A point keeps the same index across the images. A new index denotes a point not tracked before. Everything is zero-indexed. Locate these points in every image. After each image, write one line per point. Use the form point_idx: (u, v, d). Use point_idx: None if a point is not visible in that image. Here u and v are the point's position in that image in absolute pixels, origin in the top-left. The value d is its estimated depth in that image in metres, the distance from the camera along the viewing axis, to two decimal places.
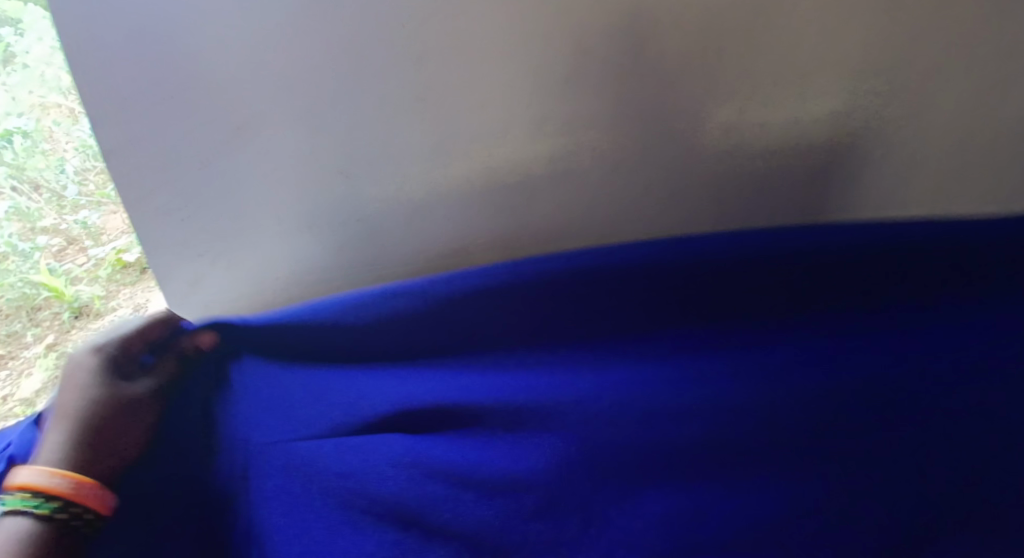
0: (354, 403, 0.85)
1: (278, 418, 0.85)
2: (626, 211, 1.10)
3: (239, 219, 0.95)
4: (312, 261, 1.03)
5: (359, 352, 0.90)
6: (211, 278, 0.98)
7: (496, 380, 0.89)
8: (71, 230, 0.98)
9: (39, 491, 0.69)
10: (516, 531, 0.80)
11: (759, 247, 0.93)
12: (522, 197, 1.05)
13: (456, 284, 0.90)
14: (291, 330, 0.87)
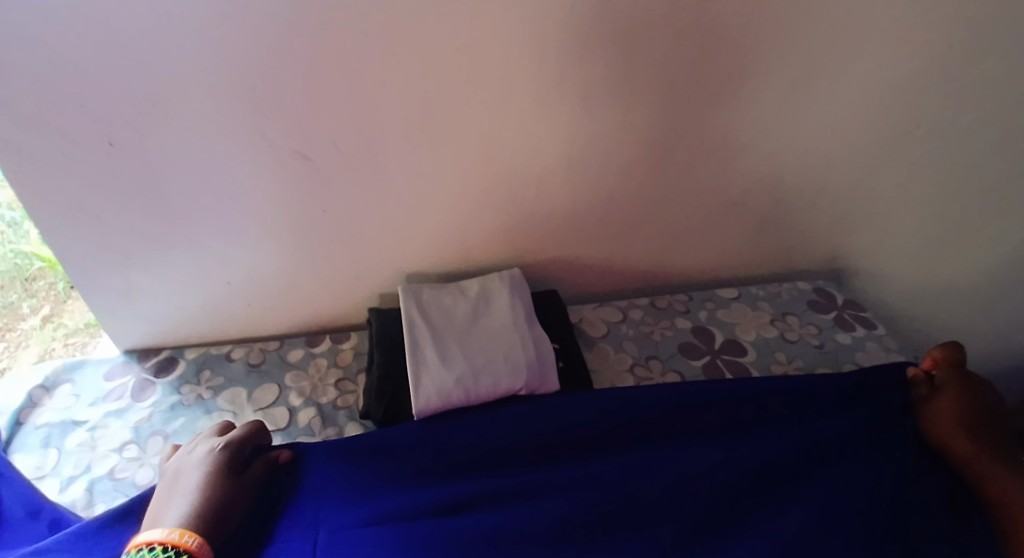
0: (389, 521, 0.63)
1: (290, 534, 0.62)
2: (643, 226, 0.94)
3: (170, 222, 0.78)
4: (264, 270, 0.85)
5: (403, 466, 0.68)
6: (140, 283, 0.83)
7: (542, 494, 0.65)
8: None
9: (166, 544, 0.55)
10: None
11: (824, 390, 0.80)
12: (523, 214, 0.89)
13: (497, 415, 0.74)
14: (332, 451, 0.70)
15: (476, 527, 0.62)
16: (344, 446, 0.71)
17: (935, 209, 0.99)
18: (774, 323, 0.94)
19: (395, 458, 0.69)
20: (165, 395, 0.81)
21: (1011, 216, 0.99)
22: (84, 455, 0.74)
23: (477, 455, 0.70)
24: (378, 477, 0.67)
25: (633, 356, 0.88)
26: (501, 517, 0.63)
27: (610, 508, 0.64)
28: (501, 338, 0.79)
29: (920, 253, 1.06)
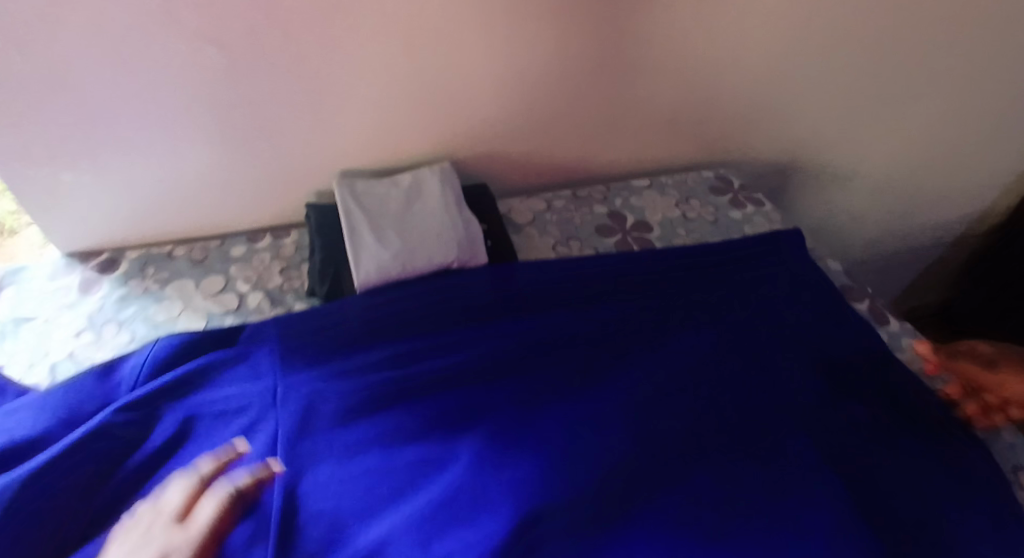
0: (335, 369, 0.72)
1: (244, 383, 0.70)
2: (559, 123, 1.02)
3: (95, 125, 0.79)
4: (197, 169, 0.88)
5: (353, 330, 0.77)
6: (72, 186, 0.84)
7: (470, 345, 0.77)
8: None
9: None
10: (430, 474, 0.64)
11: (712, 257, 0.92)
12: (447, 113, 0.93)
13: (426, 284, 0.83)
14: (275, 321, 0.77)
15: (419, 373, 0.73)
16: (296, 318, 0.78)
17: (804, 89, 1.14)
18: (678, 205, 1.05)
19: (343, 324, 0.77)
20: (112, 290, 0.85)
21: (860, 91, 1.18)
22: (40, 343, 0.77)
23: (420, 319, 0.79)
24: (331, 340, 0.75)
25: (557, 238, 0.98)
26: (440, 365, 0.74)
27: (527, 351, 0.77)
28: (432, 219, 0.87)
29: (789, 132, 1.22)
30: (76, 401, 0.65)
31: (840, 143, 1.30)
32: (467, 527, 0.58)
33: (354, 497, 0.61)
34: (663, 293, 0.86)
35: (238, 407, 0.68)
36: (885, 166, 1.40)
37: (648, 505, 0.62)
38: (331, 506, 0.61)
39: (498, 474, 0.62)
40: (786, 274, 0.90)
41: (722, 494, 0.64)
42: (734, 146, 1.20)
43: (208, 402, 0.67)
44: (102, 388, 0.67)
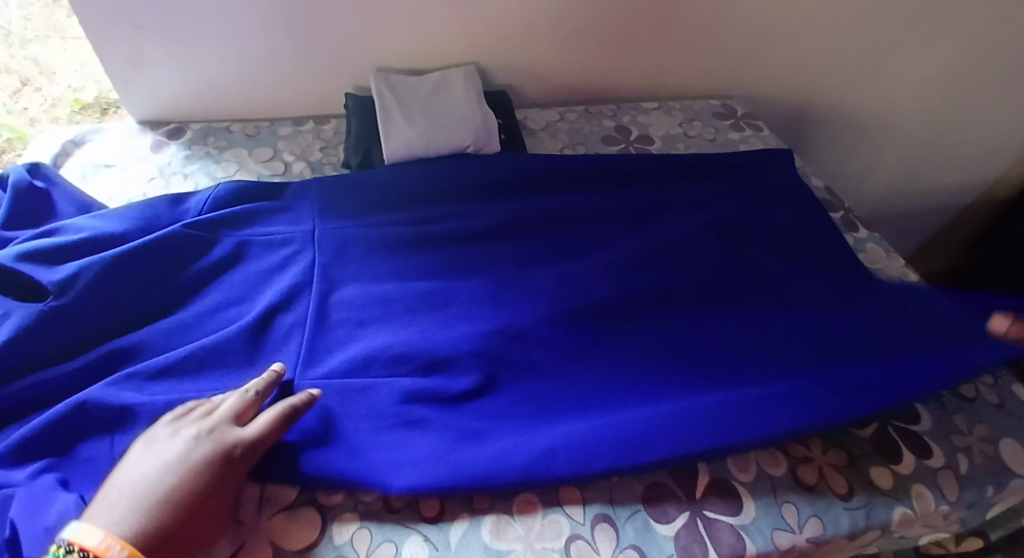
0: (367, 221, 0.85)
1: (290, 222, 0.83)
2: (577, 38, 1.11)
3: (172, 4, 0.92)
4: (253, 52, 1.00)
5: (384, 191, 0.89)
6: (151, 56, 0.98)
7: (482, 214, 0.88)
8: (22, 67, 1.07)
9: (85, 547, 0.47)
10: (438, 306, 0.77)
11: (707, 165, 1.00)
12: (475, 19, 1.04)
13: (453, 164, 0.94)
14: (320, 179, 0.90)
15: (436, 230, 0.85)
16: (332, 177, 0.91)
17: (818, 28, 1.19)
18: (681, 125, 1.14)
19: (377, 186, 0.89)
20: (179, 150, 0.99)
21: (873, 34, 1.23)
22: (119, 184, 0.92)
23: (441, 190, 0.91)
24: (362, 196, 0.88)
25: (565, 142, 1.09)
26: (455, 227, 0.86)
27: (529, 223, 0.88)
28: (455, 109, 0.98)
29: (802, 72, 1.28)
30: (150, 219, 0.78)
31: (853, 91, 1.34)
32: (464, 338, 0.72)
33: (375, 311, 0.75)
34: (654, 191, 0.96)
35: (282, 238, 0.81)
36: (902, 117, 1.42)
37: (614, 345, 0.74)
38: (353, 314, 0.75)
39: (492, 307, 0.76)
40: (770, 185, 0.99)
41: (675, 336, 0.76)
42: (746, 82, 1.26)
43: (257, 231, 0.81)
44: (171, 210, 0.81)
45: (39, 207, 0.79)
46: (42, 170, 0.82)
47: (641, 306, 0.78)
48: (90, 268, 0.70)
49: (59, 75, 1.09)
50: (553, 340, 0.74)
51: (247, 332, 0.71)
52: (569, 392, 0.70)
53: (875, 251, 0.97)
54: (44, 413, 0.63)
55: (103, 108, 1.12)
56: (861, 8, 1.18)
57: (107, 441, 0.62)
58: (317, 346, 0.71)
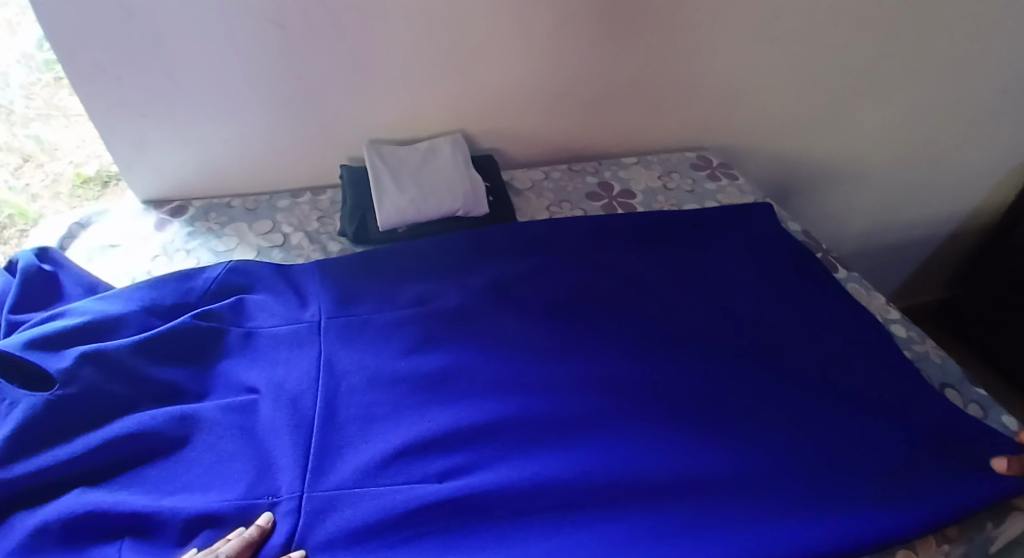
0: (377, 307, 0.86)
1: (294, 310, 0.84)
2: (559, 102, 1.18)
3: (175, 89, 0.98)
4: (253, 130, 1.06)
5: (389, 274, 0.90)
6: (155, 140, 1.04)
7: (488, 284, 0.89)
8: (25, 145, 1.13)
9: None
10: (454, 396, 0.76)
11: (693, 216, 1.02)
12: (461, 90, 1.11)
13: (456, 239, 0.94)
14: (325, 263, 0.90)
15: (443, 309, 0.85)
16: (334, 260, 0.92)
17: (785, 83, 1.27)
18: (660, 178, 1.20)
19: (383, 269, 0.91)
20: (182, 228, 1.03)
21: (838, 85, 1.30)
22: (124, 263, 0.96)
23: (443, 265, 0.92)
24: (364, 282, 0.88)
25: (551, 200, 1.14)
26: (462, 303, 0.86)
27: (530, 290, 0.89)
28: (444, 177, 1.04)
29: (776, 124, 1.34)
30: (153, 303, 0.80)
31: (828, 137, 1.41)
32: (477, 444, 0.72)
33: (384, 405, 0.75)
34: (645, 248, 0.97)
35: (287, 330, 0.81)
36: (875, 158, 1.48)
37: (627, 426, 0.75)
38: (363, 410, 0.74)
39: (500, 394, 0.77)
40: (756, 235, 1.01)
41: (677, 409, 0.77)
42: (721, 134, 1.33)
43: (263, 324, 0.81)
44: (178, 286, 0.82)
45: (47, 293, 0.82)
46: (50, 254, 0.86)
47: (634, 383, 0.79)
48: (95, 354, 0.70)
49: (61, 152, 1.15)
50: (564, 434, 0.74)
51: (260, 435, 0.70)
52: (583, 489, 0.68)
53: (857, 289, 1.00)
54: (49, 506, 0.62)
55: (104, 181, 1.19)
56: (824, 63, 1.25)
57: (120, 545, 0.61)
58: (327, 448, 0.70)
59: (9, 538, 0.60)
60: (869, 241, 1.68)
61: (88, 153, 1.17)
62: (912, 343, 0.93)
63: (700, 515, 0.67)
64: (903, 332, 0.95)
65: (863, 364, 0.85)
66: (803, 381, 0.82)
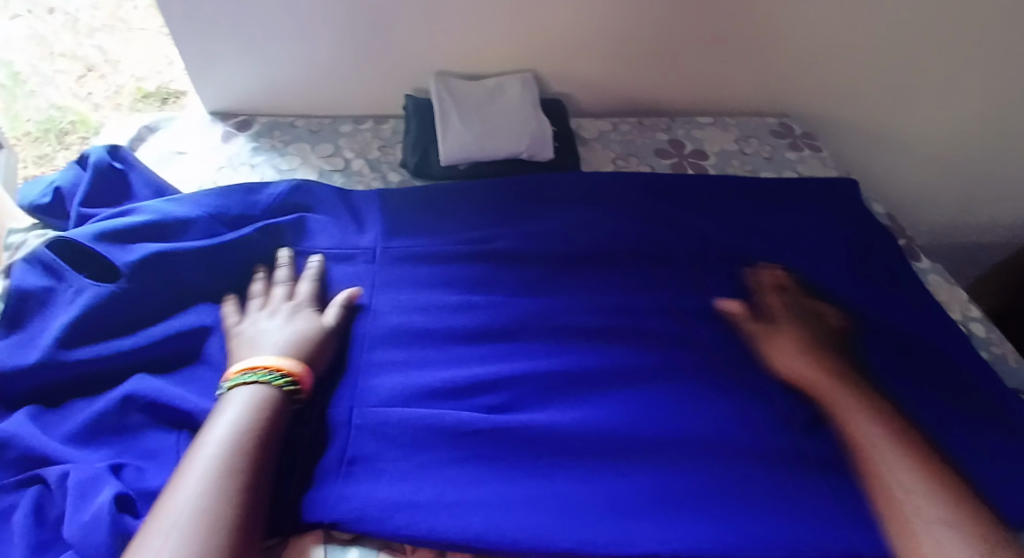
0: (435, 239, 0.84)
1: (354, 235, 0.83)
2: (638, 50, 1.11)
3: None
4: (321, 49, 1.03)
5: (448, 209, 0.88)
6: (226, 52, 1.02)
7: (548, 229, 0.87)
8: (88, 57, 1.38)
9: (270, 369, 0.61)
10: (506, 337, 0.75)
11: (766, 186, 0.98)
12: (538, 28, 1.05)
13: (519, 183, 0.92)
14: (386, 192, 0.89)
15: (501, 250, 0.83)
16: (395, 190, 0.90)
17: (885, 54, 1.17)
18: (736, 142, 1.13)
19: (443, 202, 0.89)
20: (247, 142, 1.03)
21: (943, 62, 1.19)
22: (191, 171, 0.96)
23: (504, 208, 0.89)
24: (422, 216, 0.87)
25: (617, 153, 1.10)
26: (520, 246, 0.84)
27: (591, 240, 0.86)
28: (512, 117, 1.00)
29: (867, 97, 1.25)
30: (217, 210, 0.80)
31: (921, 119, 1.30)
32: (526, 379, 0.70)
33: (435, 333, 0.74)
34: (715, 212, 0.93)
35: (344, 253, 0.80)
36: (970, 147, 1.37)
37: (682, 389, 0.72)
38: (415, 340, 0.73)
39: (554, 343, 0.74)
40: (836, 212, 0.96)
41: (731, 377, 0.73)
42: (806, 103, 1.24)
43: (321, 243, 0.80)
44: (244, 198, 0.82)
45: (117, 190, 0.83)
46: (122, 152, 0.86)
47: (693, 347, 0.76)
48: (158, 256, 0.71)
49: (120, 66, 1.38)
50: (615, 386, 0.71)
51: None
52: (633, 445, 0.66)
53: (937, 282, 0.94)
54: (107, 393, 0.64)
55: (167, 102, 1.34)
56: (933, 36, 1.15)
57: (173, 437, 0.61)
58: (375, 365, 0.69)
59: (69, 420, 0.62)
60: (946, 234, 1.58)
61: (150, 70, 1.38)
62: (989, 344, 0.88)
63: (755, 483, 0.64)
64: (982, 332, 0.90)
65: (939, 357, 0.80)
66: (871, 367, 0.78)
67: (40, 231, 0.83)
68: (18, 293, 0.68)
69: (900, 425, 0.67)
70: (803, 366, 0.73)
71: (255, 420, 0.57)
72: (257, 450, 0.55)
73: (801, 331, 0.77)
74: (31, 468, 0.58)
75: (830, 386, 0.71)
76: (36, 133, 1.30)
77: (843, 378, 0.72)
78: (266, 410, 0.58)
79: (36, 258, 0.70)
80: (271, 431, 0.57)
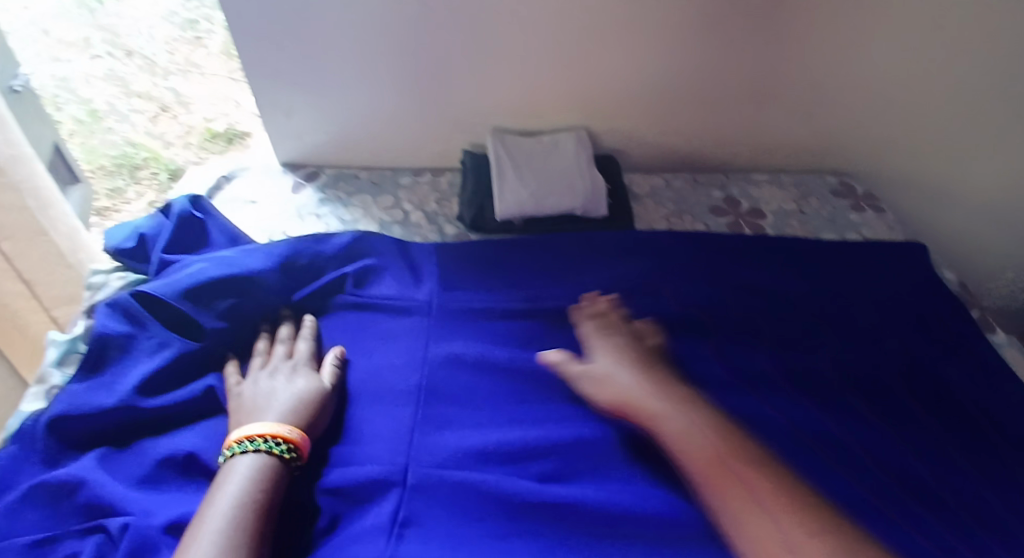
0: (489, 295, 0.85)
1: (409, 287, 0.84)
2: (693, 109, 1.13)
3: (321, 61, 1.02)
4: (386, 107, 1.09)
5: (503, 265, 0.90)
6: (298, 108, 1.08)
7: (602, 289, 0.87)
8: (164, 98, 1.52)
9: (266, 437, 0.60)
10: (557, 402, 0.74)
11: (828, 249, 0.96)
12: (595, 88, 1.08)
13: (577, 241, 0.93)
14: (442, 248, 0.91)
15: (555, 307, 0.84)
16: (451, 244, 0.92)
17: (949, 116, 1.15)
18: (794, 201, 1.12)
19: (497, 257, 0.90)
20: (315, 193, 1.08)
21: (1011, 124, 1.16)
22: (263, 219, 1.01)
23: (557, 265, 0.90)
24: (475, 270, 0.88)
25: (671, 210, 1.09)
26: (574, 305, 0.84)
27: (646, 300, 0.86)
28: (567, 173, 1.02)
29: (930, 158, 1.22)
30: (285, 258, 0.81)
31: (989, 180, 1.26)
32: (578, 448, 0.68)
33: (486, 393, 0.74)
34: (774, 275, 0.91)
35: (402, 305, 0.82)
36: None
37: None
38: (469, 398, 0.73)
39: None
40: (903, 279, 0.93)
41: None
42: (865, 162, 1.22)
43: (378, 295, 0.83)
44: (310, 247, 0.84)
45: (195, 238, 0.88)
46: (201, 202, 0.91)
47: None
48: (237, 306, 0.76)
49: (195, 108, 1.51)
50: None
51: (369, 404, 0.71)
52: None
53: (1014, 357, 0.90)
54: (173, 439, 0.66)
55: (229, 138, 1.46)
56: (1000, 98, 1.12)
57: None
58: (428, 423, 0.69)
59: (134, 464, 0.64)
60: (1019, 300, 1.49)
61: (218, 112, 1.50)
62: None
63: None
64: None
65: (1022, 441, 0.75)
66: (947, 447, 0.73)
67: (121, 274, 0.89)
68: (100, 338, 0.71)
69: (723, 430, 0.64)
70: (628, 386, 0.70)
71: (257, 492, 0.56)
72: (258, 525, 0.54)
73: (618, 354, 0.74)
74: (96, 512, 0.60)
75: (650, 404, 0.68)
76: (111, 167, 1.44)
77: (656, 385, 0.70)
78: (265, 481, 0.58)
79: (118, 303, 0.74)
80: (271, 504, 0.57)
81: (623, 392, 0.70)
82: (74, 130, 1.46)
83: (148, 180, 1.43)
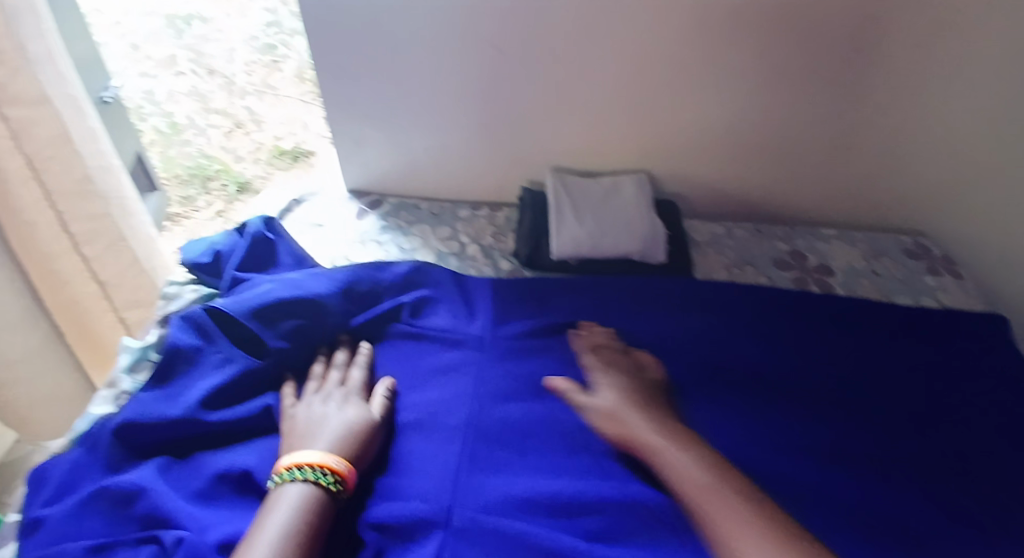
0: (542, 336, 0.84)
1: (463, 321, 0.85)
2: (759, 160, 1.11)
3: (395, 97, 1.06)
4: (452, 142, 1.12)
5: (558, 305, 0.89)
6: (369, 139, 1.12)
7: (659, 339, 0.85)
8: (240, 116, 1.60)
9: (315, 466, 0.61)
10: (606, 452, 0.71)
11: (900, 314, 0.91)
12: (660, 135, 1.08)
13: (635, 287, 0.92)
14: (498, 284, 0.91)
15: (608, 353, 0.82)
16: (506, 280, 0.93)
17: None
18: (863, 259, 1.08)
19: (552, 298, 0.90)
20: (377, 221, 1.10)
21: None
22: (326, 243, 1.04)
23: (613, 309, 0.89)
24: (529, 309, 0.88)
25: (732, 261, 1.07)
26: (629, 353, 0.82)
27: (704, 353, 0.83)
28: (629, 216, 1.01)
29: None
30: (347, 284, 0.83)
31: None
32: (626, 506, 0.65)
33: (534, 436, 0.72)
34: (841, 337, 0.87)
35: (455, 338, 0.82)
36: None
37: None
38: (517, 441, 0.72)
39: None
40: (983, 353, 0.87)
41: None
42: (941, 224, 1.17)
43: (433, 327, 0.83)
44: (371, 275, 0.86)
45: (264, 258, 0.91)
46: (273, 224, 0.95)
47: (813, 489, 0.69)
48: (301, 327, 0.78)
49: (266, 126, 1.60)
50: None
51: (417, 437, 0.71)
52: None
53: None
54: (229, 455, 0.68)
55: (296, 156, 1.54)
56: None
57: None
58: (474, 462, 0.69)
59: (191, 477, 0.66)
60: None
61: (287, 131, 1.59)
62: None
63: None
64: None
65: None
66: None
67: (194, 286, 0.92)
68: (170, 349, 0.74)
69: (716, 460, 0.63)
70: (630, 418, 0.70)
71: (302, 522, 0.57)
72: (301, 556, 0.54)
73: (620, 386, 0.74)
74: (152, 522, 0.61)
75: (652, 435, 0.67)
76: (184, 177, 1.52)
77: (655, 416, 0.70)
78: (311, 510, 0.58)
79: (190, 317, 0.77)
80: (316, 535, 0.57)
81: (624, 425, 0.69)
82: (154, 140, 1.54)
83: (220, 194, 1.49)
